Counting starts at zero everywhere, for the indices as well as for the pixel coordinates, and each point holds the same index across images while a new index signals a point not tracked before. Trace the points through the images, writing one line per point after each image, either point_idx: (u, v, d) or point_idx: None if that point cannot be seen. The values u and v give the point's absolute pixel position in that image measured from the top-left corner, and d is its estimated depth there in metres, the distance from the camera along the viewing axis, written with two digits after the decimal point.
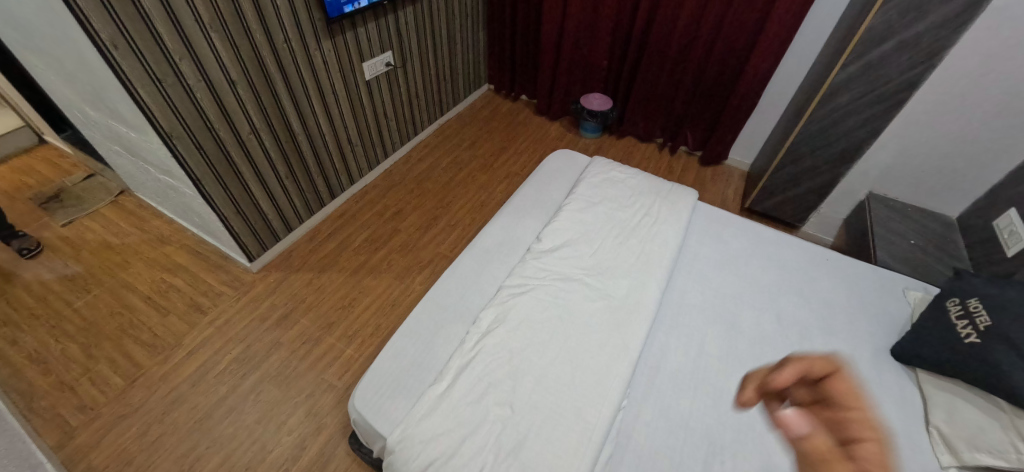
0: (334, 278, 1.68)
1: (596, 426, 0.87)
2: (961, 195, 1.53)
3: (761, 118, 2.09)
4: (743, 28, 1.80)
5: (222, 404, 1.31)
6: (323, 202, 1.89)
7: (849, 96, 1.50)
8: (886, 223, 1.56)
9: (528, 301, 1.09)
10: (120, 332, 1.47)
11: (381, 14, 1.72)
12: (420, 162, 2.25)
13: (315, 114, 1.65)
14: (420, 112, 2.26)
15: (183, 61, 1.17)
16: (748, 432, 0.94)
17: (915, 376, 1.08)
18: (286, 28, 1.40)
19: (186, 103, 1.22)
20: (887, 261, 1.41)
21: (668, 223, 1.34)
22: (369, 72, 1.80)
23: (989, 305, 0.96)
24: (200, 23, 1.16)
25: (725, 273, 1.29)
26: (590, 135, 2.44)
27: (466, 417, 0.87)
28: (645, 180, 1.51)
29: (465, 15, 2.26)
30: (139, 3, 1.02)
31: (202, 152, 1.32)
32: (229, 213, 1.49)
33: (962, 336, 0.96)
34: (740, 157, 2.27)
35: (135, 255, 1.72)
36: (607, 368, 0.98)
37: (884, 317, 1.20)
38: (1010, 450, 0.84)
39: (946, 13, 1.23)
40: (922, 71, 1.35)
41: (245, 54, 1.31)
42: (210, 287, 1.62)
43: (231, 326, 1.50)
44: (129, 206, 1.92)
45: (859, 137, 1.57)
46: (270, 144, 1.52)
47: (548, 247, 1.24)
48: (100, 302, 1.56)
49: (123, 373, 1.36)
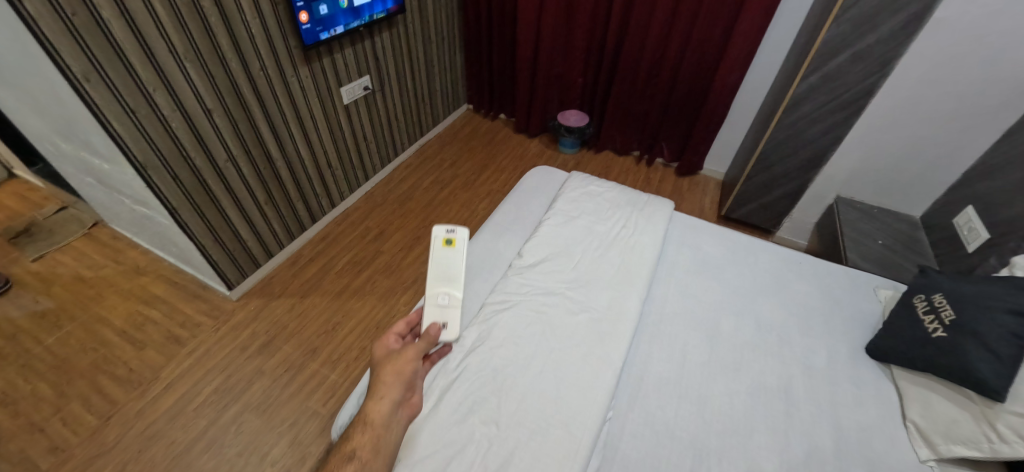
0: (317, 303, 1.66)
1: (582, 439, 0.87)
2: (923, 195, 1.61)
3: (732, 129, 2.17)
4: (709, 44, 1.88)
5: (201, 438, 1.27)
6: (304, 226, 1.87)
7: (811, 105, 1.57)
8: (854, 224, 1.62)
9: (511, 317, 1.10)
10: (93, 369, 1.42)
11: (357, 40, 1.75)
12: (402, 182, 2.26)
13: (294, 140, 1.65)
14: (400, 133, 2.29)
15: (157, 92, 1.17)
16: (732, 437, 0.95)
17: (891, 372, 1.10)
18: (263, 56, 1.42)
19: (160, 133, 1.21)
20: (858, 262, 1.47)
21: (645, 234, 1.37)
22: (348, 96, 1.83)
23: (953, 300, 1.00)
24: (174, 53, 1.17)
25: (703, 280, 1.32)
26: (568, 150, 2.50)
27: (452, 438, 0.86)
28: (622, 193, 1.55)
29: (441, 38, 2.32)
30: (112, 36, 1.03)
31: (178, 181, 1.31)
32: (208, 242, 1.47)
33: (929, 331, 1.01)
34: (714, 166, 2.35)
35: (110, 287, 1.68)
36: (591, 381, 0.98)
37: (858, 317, 1.24)
38: (982, 440, 0.87)
39: (892, 26, 1.31)
40: (876, 79, 1.43)
41: (220, 83, 1.32)
42: (189, 318, 1.58)
43: (210, 356, 1.47)
44: (104, 237, 1.88)
45: (823, 144, 1.64)
46: (248, 170, 1.51)
47: (529, 262, 1.26)
48: (73, 337, 1.51)
49: (97, 411, 1.31)
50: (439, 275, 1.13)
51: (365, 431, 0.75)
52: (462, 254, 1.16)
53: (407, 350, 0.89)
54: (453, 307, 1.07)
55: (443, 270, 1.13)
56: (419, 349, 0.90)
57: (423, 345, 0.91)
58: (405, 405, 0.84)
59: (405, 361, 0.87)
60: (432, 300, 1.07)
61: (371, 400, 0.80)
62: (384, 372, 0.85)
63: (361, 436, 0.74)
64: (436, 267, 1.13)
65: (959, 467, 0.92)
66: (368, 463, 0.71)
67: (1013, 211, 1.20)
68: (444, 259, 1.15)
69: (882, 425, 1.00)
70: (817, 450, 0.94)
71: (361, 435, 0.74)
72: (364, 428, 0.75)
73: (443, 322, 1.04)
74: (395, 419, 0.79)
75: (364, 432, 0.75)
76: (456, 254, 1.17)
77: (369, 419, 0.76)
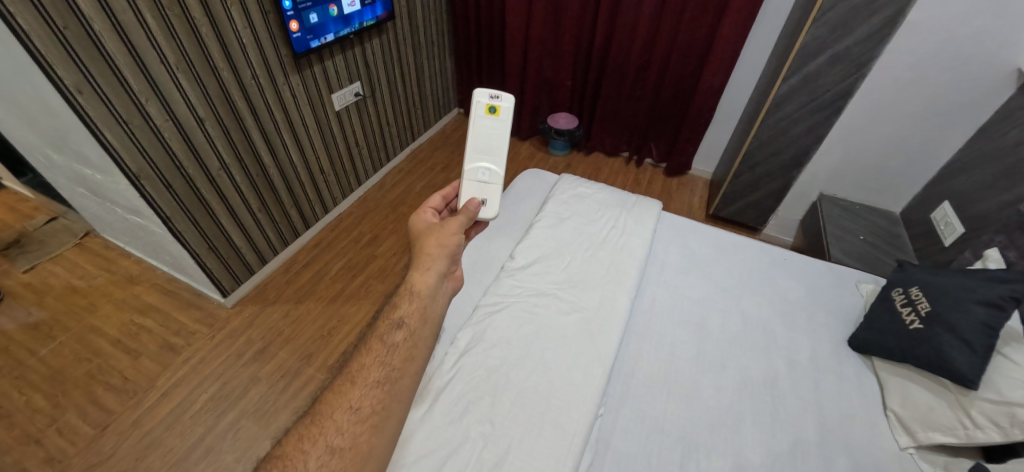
0: (312, 308, 1.67)
1: (574, 435, 0.90)
2: (902, 191, 1.66)
3: (718, 129, 2.22)
4: (694, 47, 1.92)
5: (199, 445, 1.28)
6: (297, 233, 1.88)
7: (792, 106, 1.61)
8: (837, 221, 1.67)
9: (504, 318, 1.12)
10: (88, 379, 1.42)
11: (348, 47, 1.77)
12: (395, 187, 2.27)
13: (286, 147, 1.67)
14: (392, 138, 2.31)
15: (150, 102, 1.18)
16: (719, 429, 0.98)
17: (871, 364, 1.14)
18: (254, 65, 1.43)
19: (153, 142, 1.22)
20: (840, 257, 1.51)
21: (634, 234, 1.40)
22: (339, 103, 1.84)
23: (928, 292, 1.05)
24: (166, 64, 1.18)
25: (691, 278, 1.36)
26: (559, 152, 2.53)
27: (448, 438, 0.88)
28: (611, 194, 1.58)
29: (431, 43, 2.34)
30: (104, 49, 1.04)
31: (171, 190, 1.32)
32: (202, 250, 1.48)
33: (906, 323, 1.05)
34: (702, 166, 2.39)
35: (103, 297, 1.67)
36: (583, 379, 1.01)
37: (840, 311, 1.28)
38: (958, 427, 0.91)
39: (867, 30, 1.36)
40: (853, 80, 1.48)
41: (212, 93, 1.34)
42: (184, 326, 1.58)
43: (206, 363, 1.47)
44: (96, 247, 1.87)
45: (806, 143, 1.69)
46: (242, 178, 1.52)
47: (521, 264, 1.28)
48: (67, 348, 1.51)
49: (93, 421, 1.32)
50: (479, 146, 1.05)
51: (412, 301, 0.76)
52: (506, 124, 1.06)
53: (450, 224, 0.87)
54: (492, 184, 1.02)
55: (484, 142, 1.05)
56: (460, 223, 0.89)
57: (464, 219, 0.89)
58: (450, 279, 0.85)
59: (449, 233, 0.86)
60: (471, 175, 1.02)
61: (416, 271, 0.80)
62: (429, 243, 0.84)
63: (409, 305, 0.75)
64: (478, 136, 1.05)
65: (937, 454, 0.95)
66: (416, 332, 0.72)
67: (985, 206, 1.25)
68: (487, 128, 1.06)
69: (864, 415, 1.03)
70: (801, 441, 0.97)
71: (408, 305, 0.75)
72: (411, 297, 0.76)
73: (482, 198, 1.00)
74: (441, 290, 0.80)
75: (411, 301, 0.76)
76: (499, 123, 1.07)
77: (416, 289, 0.77)
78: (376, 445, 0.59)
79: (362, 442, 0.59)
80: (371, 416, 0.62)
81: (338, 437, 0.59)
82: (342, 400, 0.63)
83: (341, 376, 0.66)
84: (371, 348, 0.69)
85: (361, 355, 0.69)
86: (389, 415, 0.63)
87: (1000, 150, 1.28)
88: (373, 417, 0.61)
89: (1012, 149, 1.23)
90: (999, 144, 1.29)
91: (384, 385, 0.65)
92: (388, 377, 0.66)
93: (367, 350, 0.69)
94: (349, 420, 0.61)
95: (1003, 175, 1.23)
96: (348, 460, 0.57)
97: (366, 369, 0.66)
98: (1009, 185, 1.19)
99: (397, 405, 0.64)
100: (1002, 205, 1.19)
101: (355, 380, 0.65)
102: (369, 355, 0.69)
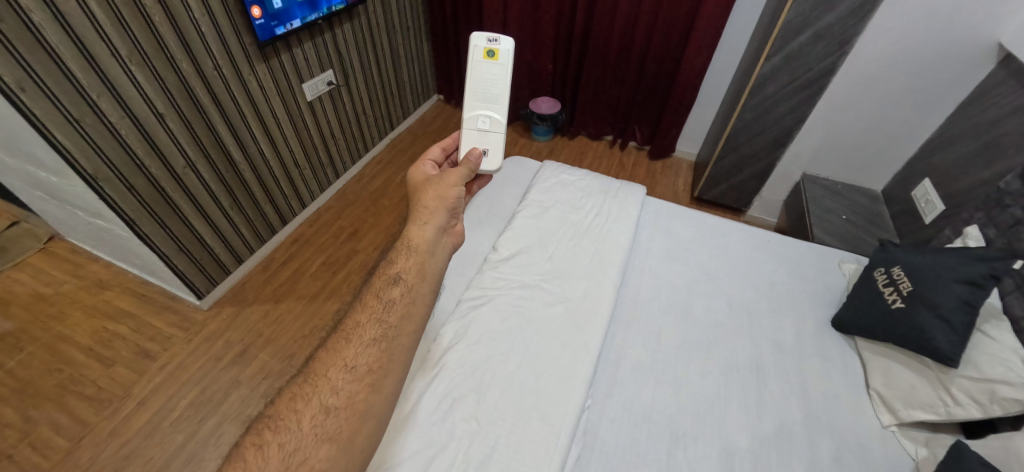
0: (292, 307, 1.62)
1: (561, 429, 0.88)
2: (883, 169, 1.67)
3: (701, 111, 2.19)
4: (676, 26, 1.87)
5: (180, 453, 1.24)
6: (274, 229, 1.82)
7: (775, 86, 1.59)
8: (820, 201, 1.67)
9: (487, 312, 1.10)
10: (60, 390, 1.36)
11: (317, 34, 1.68)
12: (374, 178, 2.21)
13: (256, 141, 1.59)
14: (370, 128, 2.23)
15: (102, 98, 1.10)
16: (706, 416, 0.98)
17: (854, 344, 1.15)
18: (215, 55, 1.35)
19: (109, 141, 1.15)
20: (823, 238, 1.51)
21: (619, 221, 1.38)
22: (311, 92, 1.76)
23: (910, 271, 1.04)
24: (118, 57, 1.10)
25: (676, 265, 1.34)
26: (542, 138, 2.48)
27: (432, 438, 0.86)
28: (594, 180, 1.55)
29: (406, 27, 2.25)
30: (47, 42, 0.96)
31: (134, 190, 1.25)
32: (171, 252, 1.41)
33: (889, 302, 1.05)
34: (686, 148, 2.37)
35: (71, 304, 1.60)
36: (569, 370, 0.99)
37: (823, 292, 1.28)
38: (939, 404, 0.92)
39: (850, 5, 1.33)
40: (836, 58, 1.45)
41: (171, 86, 1.25)
42: (158, 331, 1.53)
43: (184, 368, 1.43)
44: (62, 252, 1.79)
45: (789, 124, 1.67)
46: (210, 175, 1.45)
47: (504, 255, 1.25)
48: (36, 359, 1.44)
49: (68, 434, 1.27)
50: (479, 94, 1.06)
51: (410, 257, 0.72)
52: (505, 69, 1.05)
53: (451, 176, 0.84)
54: (493, 132, 1.02)
55: (485, 89, 1.05)
56: (461, 175, 0.86)
57: (465, 171, 0.87)
58: (449, 234, 0.80)
59: (449, 186, 0.82)
60: (472, 123, 1.02)
61: (414, 226, 0.76)
62: (428, 196, 0.80)
63: (406, 261, 0.71)
64: (478, 83, 1.05)
65: (918, 431, 0.97)
66: (414, 288, 0.68)
67: (965, 183, 1.26)
68: (486, 74, 1.05)
69: (847, 396, 1.04)
70: (786, 423, 0.98)
71: (405, 262, 0.71)
72: (409, 252, 0.72)
73: (483, 148, 1.01)
74: (440, 245, 0.76)
75: (409, 256, 0.72)
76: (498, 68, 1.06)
77: (413, 245, 0.73)
78: (373, 403, 0.56)
79: (358, 401, 0.55)
80: (367, 376, 0.58)
81: (332, 396, 0.56)
82: (337, 359, 0.59)
83: (336, 335, 0.63)
84: (367, 305, 0.66)
85: (356, 314, 0.65)
86: (388, 373, 0.59)
87: (980, 126, 1.28)
88: (369, 376, 0.58)
89: (992, 125, 1.23)
90: (979, 121, 1.29)
91: (381, 343, 0.61)
92: (385, 335, 0.62)
93: (363, 307, 0.66)
94: (345, 379, 0.57)
95: (983, 152, 1.23)
96: (342, 419, 0.54)
97: (361, 328, 0.63)
98: (988, 162, 1.19)
99: (395, 366, 0.60)
100: (982, 181, 1.19)
101: (350, 339, 0.62)
102: (364, 314, 0.65)
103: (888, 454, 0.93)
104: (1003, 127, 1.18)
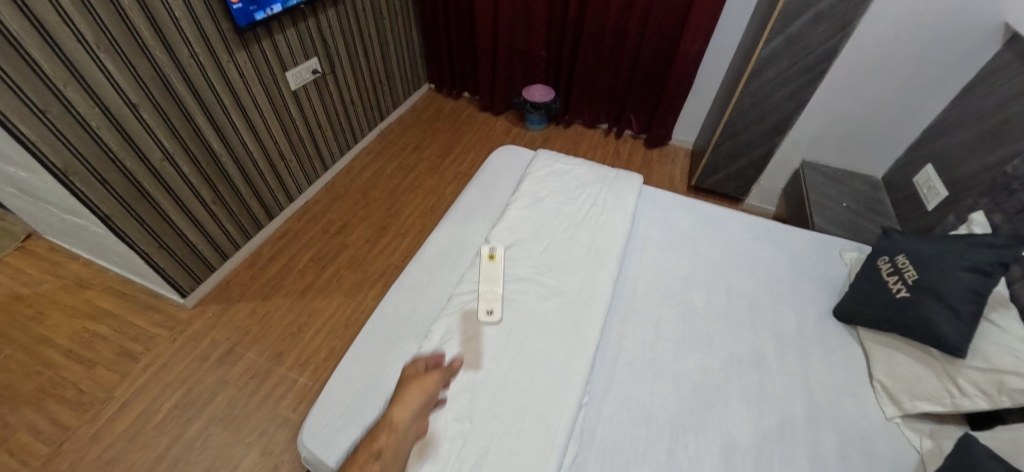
0: (280, 304, 1.58)
1: (558, 428, 0.85)
2: (884, 155, 1.63)
3: (698, 97, 2.15)
4: (672, 9, 1.82)
5: (165, 456, 1.20)
6: (260, 224, 1.77)
7: (775, 70, 1.54)
8: (820, 188, 1.63)
9: (480, 308, 1.06)
10: (39, 394, 1.31)
11: (299, 19, 1.61)
12: (364, 170, 2.16)
13: (238, 132, 1.53)
14: (358, 118, 2.17)
15: (69, 87, 1.03)
16: (707, 411, 0.95)
17: (856, 334, 1.12)
18: (191, 42, 1.28)
19: (78, 133, 1.08)
20: (823, 226, 1.48)
21: (615, 211, 1.34)
22: (295, 81, 1.70)
23: (915, 260, 1.01)
24: (84, 43, 1.03)
25: (674, 255, 1.31)
26: (535, 127, 2.43)
27: (424, 440, 0.82)
28: (590, 169, 1.51)
29: (394, 14, 2.17)
30: (4, 27, 0.89)
31: (107, 185, 1.18)
32: (151, 249, 1.36)
33: (894, 292, 1.01)
34: (683, 136, 2.33)
35: (50, 304, 1.54)
36: (566, 366, 0.96)
37: (825, 281, 1.25)
38: (945, 395, 0.90)
39: None
40: (837, 41, 1.40)
41: (143, 74, 1.18)
42: (141, 331, 1.48)
43: (168, 369, 1.38)
44: (39, 251, 1.71)
45: (789, 109, 1.63)
46: (190, 169, 1.39)
47: (497, 249, 1.21)
48: (13, 362, 1.38)
49: (47, 439, 1.22)
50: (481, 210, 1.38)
51: (387, 437, 0.75)
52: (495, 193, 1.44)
53: (431, 376, 0.87)
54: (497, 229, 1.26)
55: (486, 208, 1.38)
56: (442, 381, 0.88)
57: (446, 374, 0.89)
58: (421, 428, 0.83)
59: (430, 383, 0.86)
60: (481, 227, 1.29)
61: (393, 411, 0.79)
62: (409, 390, 0.84)
63: (382, 445, 0.74)
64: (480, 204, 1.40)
65: (923, 422, 0.94)
66: None
67: (969, 168, 1.22)
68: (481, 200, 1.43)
69: (850, 387, 1.01)
70: (789, 417, 0.95)
71: (383, 440, 0.75)
72: (385, 438, 0.75)
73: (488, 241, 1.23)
74: (411, 436, 0.79)
75: (386, 438, 0.75)
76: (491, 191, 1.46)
77: (391, 429, 0.77)
78: None
79: None
80: None
81: None
82: None
83: None
84: None
85: None
86: None
87: (986, 109, 1.24)
88: None
89: (999, 108, 1.19)
90: (985, 103, 1.25)
91: None
92: None
93: None
94: None
95: (989, 135, 1.19)
96: None
97: None
98: (994, 146, 1.16)
99: None
100: (987, 166, 1.16)
101: None
102: None
103: (893, 447, 0.91)
104: (1010, 109, 1.15)
